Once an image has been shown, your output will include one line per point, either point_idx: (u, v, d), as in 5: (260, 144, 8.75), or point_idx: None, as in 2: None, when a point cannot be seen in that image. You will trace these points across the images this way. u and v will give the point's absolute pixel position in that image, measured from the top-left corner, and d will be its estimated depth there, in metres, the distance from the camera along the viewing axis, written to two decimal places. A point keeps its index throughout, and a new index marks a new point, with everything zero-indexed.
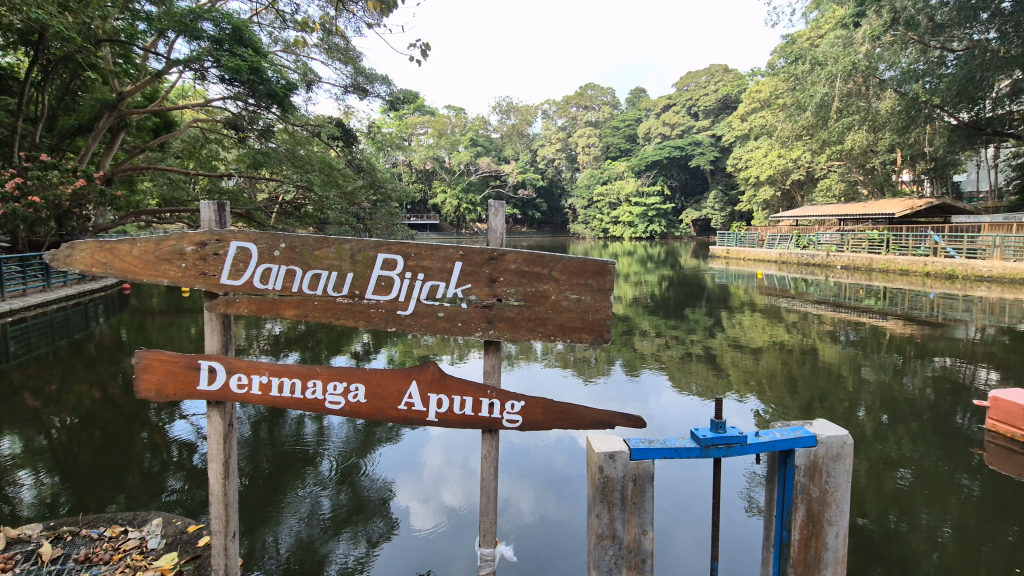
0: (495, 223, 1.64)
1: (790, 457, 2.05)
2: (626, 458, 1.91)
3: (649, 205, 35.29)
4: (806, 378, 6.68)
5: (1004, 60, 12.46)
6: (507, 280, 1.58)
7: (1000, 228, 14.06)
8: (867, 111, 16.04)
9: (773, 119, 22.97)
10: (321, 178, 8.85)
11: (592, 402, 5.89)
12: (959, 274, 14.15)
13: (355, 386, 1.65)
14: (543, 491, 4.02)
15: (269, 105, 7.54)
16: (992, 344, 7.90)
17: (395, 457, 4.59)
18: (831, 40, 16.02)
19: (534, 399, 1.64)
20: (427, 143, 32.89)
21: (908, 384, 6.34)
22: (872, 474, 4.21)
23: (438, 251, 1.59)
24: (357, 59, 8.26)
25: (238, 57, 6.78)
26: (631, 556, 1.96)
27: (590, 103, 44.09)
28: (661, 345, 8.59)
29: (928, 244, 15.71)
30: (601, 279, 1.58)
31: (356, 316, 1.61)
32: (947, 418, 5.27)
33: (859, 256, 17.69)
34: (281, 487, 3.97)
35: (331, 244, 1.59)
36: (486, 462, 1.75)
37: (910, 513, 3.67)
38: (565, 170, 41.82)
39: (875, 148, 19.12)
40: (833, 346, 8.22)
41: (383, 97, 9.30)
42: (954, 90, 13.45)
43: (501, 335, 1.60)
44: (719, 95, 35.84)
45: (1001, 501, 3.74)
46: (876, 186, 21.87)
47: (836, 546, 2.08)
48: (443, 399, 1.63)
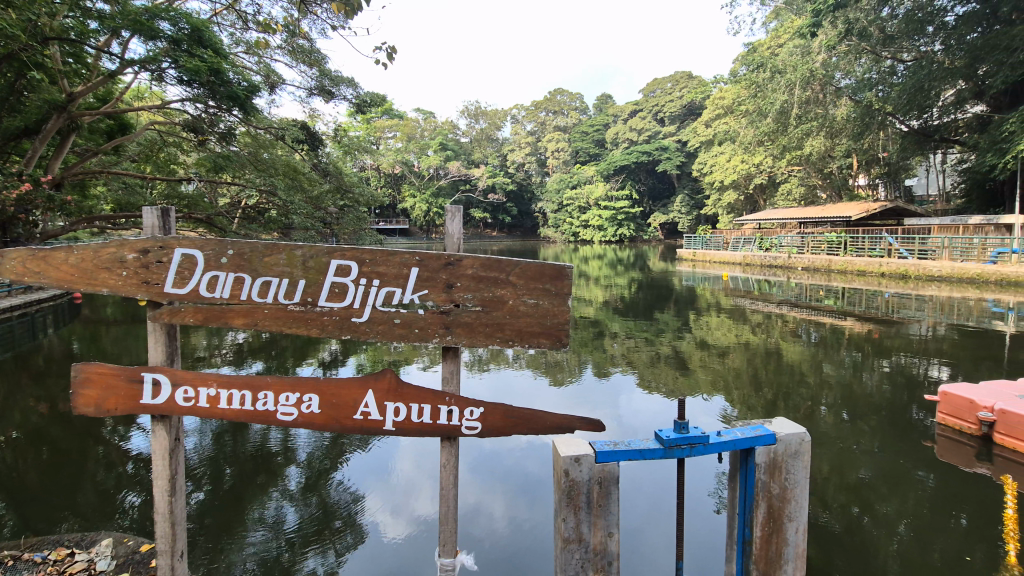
0: (452, 227, 1.62)
1: (751, 456, 2.09)
2: (591, 461, 1.91)
3: (619, 210, 35.81)
4: (770, 377, 6.87)
5: (948, 70, 13.21)
6: (464, 286, 1.56)
7: (949, 230, 14.94)
8: (824, 118, 16.67)
9: (736, 125, 23.61)
10: (285, 182, 8.57)
11: (563, 405, 5.93)
12: (911, 275, 14.82)
13: (309, 397, 1.61)
14: (515, 495, 4.02)
15: (230, 107, 7.30)
16: (943, 341, 8.28)
17: (364, 466, 4.50)
18: (790, 49, 16.61)
19: (493, 405, 1.61)
20: (395, 146, 32.47)
21: (866, 381, 6.58)
22: (834, 469, 4.33)
23: (393, 257, 1.56)
24: (323, 61, 8.10)
25: (197, 58, 6.54)
26: (597, 558, 1.96)
27: (559, 108, 44.47)
28: (631, 346, 8.71)
29: (883, 245, 16.44)
30: (558, 284, 1.57)
31: (308, 324, 1.57)
32: (903, 413, 5.48)
33: (819, 258, 18.31)
34: (245, 501, 3.86)
35: (280, 250, 1.55)
36: (446, 471, 1.72)
37: (870, 507, 3.77)
38: (535, 174, 42.03)
39: (832, 154, 19.85)
40: (796, 346, 8.46)
41: (350, 100, 9.10)
42: (903, 98, 14.15)
43: (459, 340, 1.58)
44: (684, 102, 36.79)
45: (954, 491, 3.90)
46: (834, 189, 22.70)
47: (797, 542, 2.12)
48: (400, 407, 1.59)
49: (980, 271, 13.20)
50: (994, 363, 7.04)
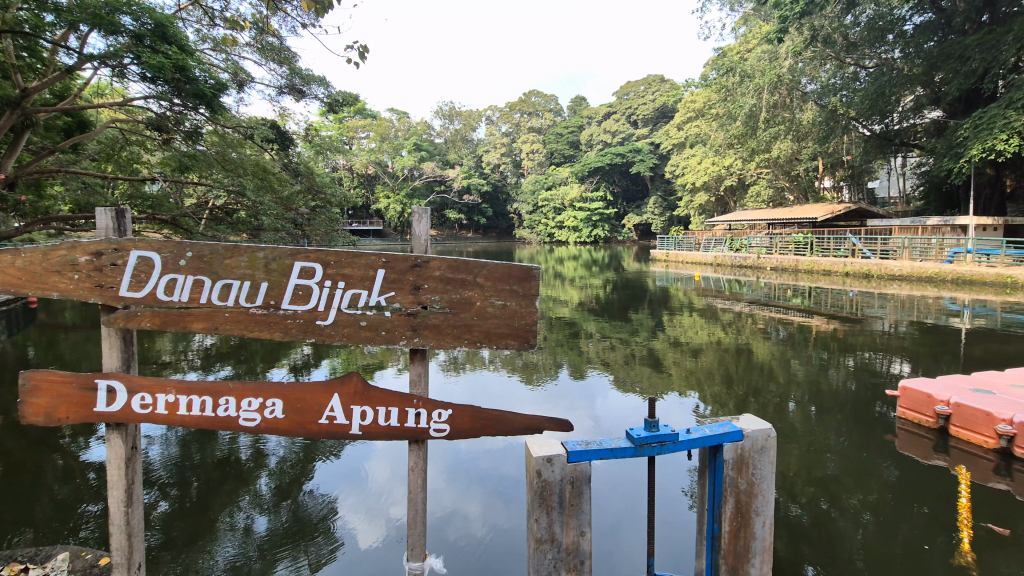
0: (419, 229, 1.61)
1: (719, 452, 2.14)
2: (563, 461, 1.92)
3: (593, 211, 36.14)
4: (741, 375, 7.01)
5: (908, 77, 13.75)
6: (431, 287, 1.55)
7: (909, 231, 15.58)
8: (791, 122, 17.11)
9: (707, 128, 24.09)
10: (255, 182, 8.32)
11: (539, 406, 5.94)
12: (874, 274, 15.33)
13: (272, 402, 1.57)
14: (491, 497, 4.02)
15: (197, 105, 7.08)
16: (903, 338, 8.59)
17: (336, 471, 4.43)
18: (758, 54, 17.01)
19: (461, 407, 1.60)
20: (368, 147, 31.97)
21: (833, 377, 6.77)
22: (802, 463, 4.45)
23: (359, 258, 1.54)
24: (293, 60, 7.93)
25: (161, 54, 6.33)
26: (570, 558, 1.97)
27: (534, 109, 44.61)
28: (606, 347, 8.79)
29: (847, 245, 16.98)
30: (526, 285, 1.57)
31: (271, 328, 1.54)
32: (867, 408, 5.66)
33: (787, 258, 18.78)
34: (213, 510, 3.76)
35: (242, 252, 1.51)
36: (414, 475, 1.71)
37: (837, 500, 3.89)
38: (510, 175, 42.05)
39: (799, 157, 20.41)
40: (765, 344, 8.66)
41: (322, 100, 8.93)
42: (866, 103, 14.66)
43: (427, 342, 1.57)
44: (657, 105, 37.40)
45: (915, 483, 4.04)
46: (801, 191, 23.34)
47: (764, 535, 2.17)
48: (367, 411, 1.57)
49: (938, 271, 13.73)
50: (951, 358, 7.35)
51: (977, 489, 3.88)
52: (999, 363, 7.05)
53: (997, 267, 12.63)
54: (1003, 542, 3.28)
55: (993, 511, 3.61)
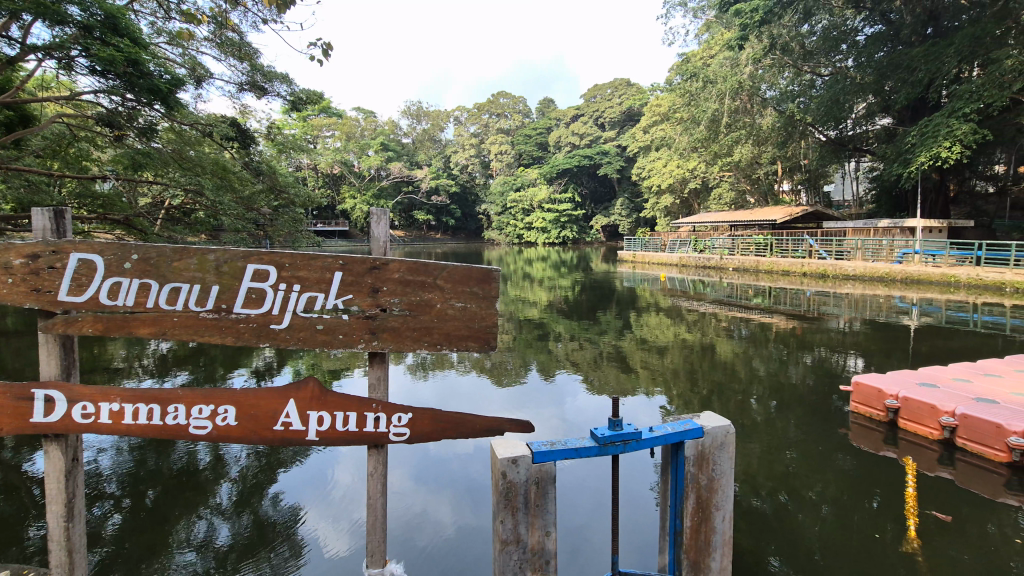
0: (378, 231, 1.59)
1: (680, 449, 2.18)
2: (527, 462, 1.93)
3: (562, 212, 36.47)
4: (705, 373, 7.19)
5: (860, 85, 14.38)
6: (390, 289, 1.54)
7: (862, 232, 16.41)
8: (751, 127, 17.65)
9: (672, 132, 24.61)
10: (214, 181, 8.04)
11: (508, 407, 5.95)
12: (830, 274, 15.96)
13: (224, 408, 1.53)
14: (460, 499, 3.99)
15: (151, 101, 6.80)
16: (857, 335, 8.97)
17: (300, 478, 4.32)
18: (720, 60, 17.46)
19: (422, 410, 1.58)
20: (333, 146, 31.27)
21: (792, 374, 7.00)
22: (764, 458, 4.59)
23: (315, 260, 1.51)
24: (255, 55, 7.70)
25: (112, 47, 6.04)
26: (535, 558, 1.98)
27: (502, 110, 44.63)
28: (575, 347, 8.86)
29: (805, 247, 17.62)
30: (486, 287, 1.57)
31: (222, 333, 1.50)
32: (823, 402, 5.89)
33: (748, 259, 19.35)
34: (171, 520, 3.63)
35: (191, 254, 1.46)
36: (374, 480, 1.69)
37: (796, 492, 4.02)
38: (479, 176, 41.94)
39: (759, 161, 21.06)
40: (728, 342, 8.90)
41: (284, 98, 8.70)
42: (821, 110, 15.26)
43: (386, 346, 1.55)
44: (623, 108, 38.02)
45: (869, 474, 4.22)
46: (761, 194, 24.10)
47: (724, 529, 2.23)
48: (324, 416, 1.54)
49: (888, 270, 14.38)
50: (900, 354, 7.72)
51: (924, 478, 4.08)
52: (944, 358, 7.43)
53: (941, 267, 13.33)
54: (947, 528, 3.46)
55: (938, 498, 3.80)
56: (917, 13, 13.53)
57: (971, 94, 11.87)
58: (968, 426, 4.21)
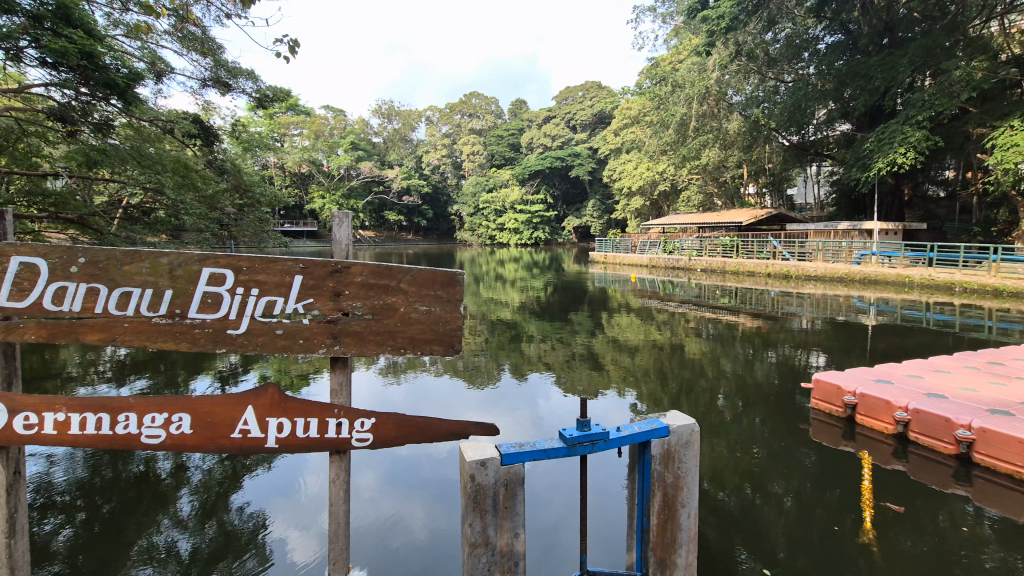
0: (341, 233, 1.57)
1: (647, 448, 2.21)
2: (496, 464, 1.93)
3: (534, 213, 36.68)
4: (674, 372, 7.33)
5: (821, 92, 14.92)
6: (352, 293, 1.51)
7: (823, 234, 16.98)
8: (718, 131, 18.05)
9: (642, 135, 25.03)
10: (175, 180, 7.75)
11: (480, 408, 5.94)
12: (793, 275, 16.47)
13: (179, 417, 1.48)
14: (431, 503, 3.96)
15: (107, 96, 6.52)
16: (818, 334, 9.27)
17: (266, 484, 4.22)
18: (688, 65, 17.80)
19: (385, 416, 1.56)
20: (301, 144, 30.55)
21: (758, 372, 7.20)
22: (731, 454, 4.70)
23: (275, 264, 1.48)
24: (218, 51, 7.45)
25: (64, 39, 5.78)
26: (504, 560, 1.98)
27: (474, 110, 44.53)
28: (547, 347, 8.92)
29: (769, 249, 18.13)
30: (451, 289, 1.56)
31: (178, 338, 1.45)
32: (787, 399, 6.07)
33: (715, 260, 19.81)
34: (129, 531, 3.50)
35: (142, 258, 1.41)
36: (336, 486, 1.66)
37: (761, 487, 4.13)
38: (451, 177, 41.73)
39: (726, 165, 21.58)
40: (697, 342, 9.09)
41: (250, 95, 8.47)
42: (785, 115, 15.79)
43: (349, 350, 1.53)
44: (594, 110, 38.45)
45: (829, 468, 4.37)
46: (728, 197, 24.68)
47: (689, 526, 2.28)
48: (284, 423, 1.51)
49: (848, 271, 14.93)
50: (859, 352, 8.02)
51: (879, 471, 4.25)
52: (899, 355, 7.76)
53: (897, 268, 13.90)
54: (901, 519, 3.60)
55: (893, 491, 3.95)
56: (874, 24, 14.08)
57: (924, 102, 12.40)
58: (920, 421, 4.40)
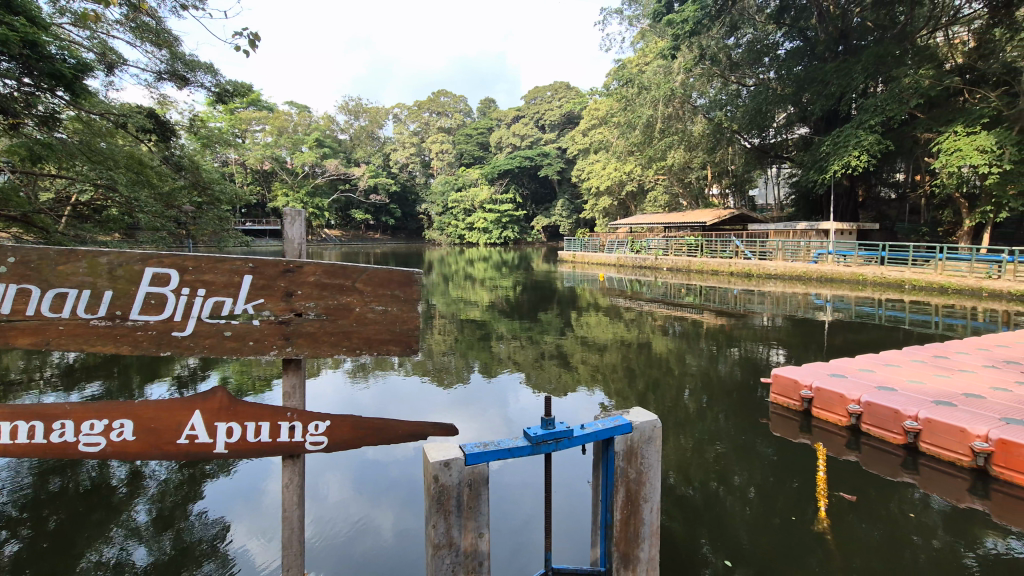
0: (293, 232, 1.54)
1: (610, 445, 2.23)
2: (460, 464, 1.92)
3: (503, 212, 36.74)
4: (642, 369, 7.46)
5: (780, 96, 15.41)
6: (305, 294, 1.48)
7: (782, 234, 17.55)
8: (683, 133, 18.41)
9: (610, 136, 25.37)
10: (129, 176, 7.44)
11: (450, 408, 5.91)
12: (754, 273, 16.98)
13: (120, 423, 1.42)
14: (399, 505, 3.91)
15: (52, 87, 6.20)
16: (778, 330, 9.58)
17: (227, 490, 4.10)
18: (654, 68, 18.12)
19: (340, 417, 1.53)
20: (263, 141, 29.71)
21: (721, 368, 7.39)
22: (696, 448, 4.81)
23: (222, 263, 1.43)
24: (174, 43, 7.17)
25: (4, 25, 5.36)
26: (468, 560, 1.97)
27: (443, 109, 44.25)
28: (516, 346, 8.95)
29: (732, 248, 18.65)
30: (408, 289, 1.54)
31: (117, 342, 1.39)
32: (749, 394, 6.24)
33: (680, 259, 20.26)
34: (78, 544, 3.34)
35: (79, 257, 1.34)
36: (289, 491, 1.62)
37: (725, 480, 4.24)
38: (419, 175, 41.38)
39: (691, 166, 22.03)
40: (663, 339, 9.26)
41: (209, 89, 8.17)
42: (746, 118, 16.22)
43: (301, 351, 1.49)
44: (563, 111, 38.75)
45: (789, 459, 4.51)
46: (692, 197, 25.24)
47: (651, 520, 2.31)
48: (233, 428, 1.46)
49: (806, 269, 15.48)
50: (817, 347, 8.32)
51: (834, 462, 4.41)
52: (854, 349, 8.08)
53: (851, 266, 14.50)
54: (855, 507, 3.76)
55: (847, 481, 4.10)
56: (829, 32, 14.62)
57: (876, 107, 12.94)
58: (872, 413, 4.59)
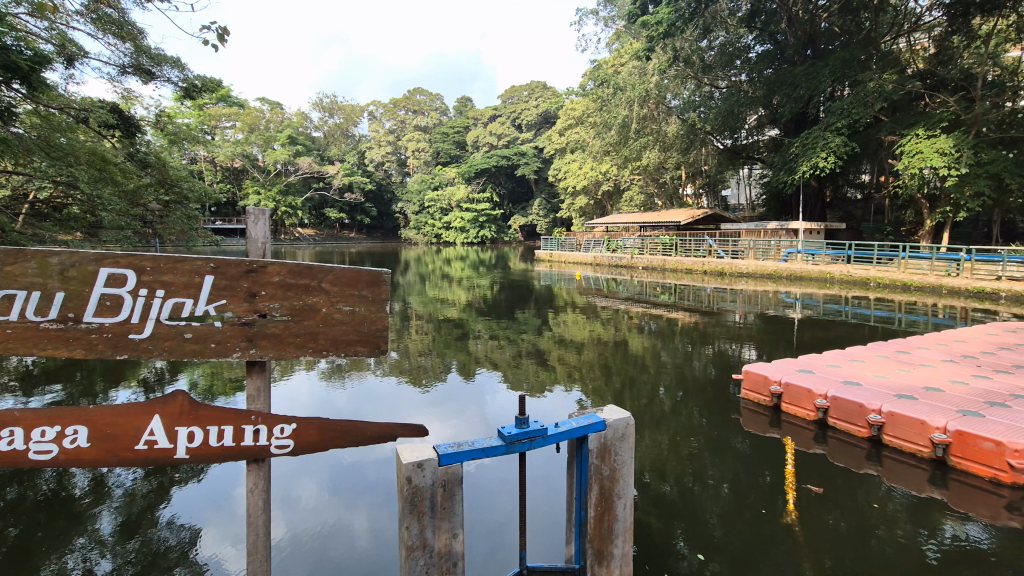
0: (256, 231, 1.50)
1: (585, 443, 2.24)
2: (433, 465, 1.91)
3: (480, 211, 36.67)
4: (618, 367, 7.54)
5: (752, 99, 15.73)
6: (269, 294, 1.45)
7: (753, 234, 17.94)
8: (658, 133, 18.64)
9: (587, 136, 25.55)
10: (91, 173, 7.18)
11: (427, 408, 5.87)
12: (727, 271, 17.33)
13: (74, 430, 1.38)
14: (375, 507, 3.86)
15: (7, 79, 5.93)
16: (750, 328, 9.79)
17: (198, 496, 4.00)
18: (628, 68, 18.29)
19: (307, 420, 1.51)
20: (234, 138, 29.01)
21: (696, 365, 7.51)
22: (671, 445, 4.88)
23: (182, 264, 1.39)
24: (139, 36, 6.93)
25: None
26: (442, 561, 1.96)
27: (419, 107, 43.87)
28: (494, 346, 8.94)
29: (706, 247, 18.98)
30: (376, 289, 1.52)
31: (71, 345, 1.34)
32: (722, 390, 6.36)
33: (655, 258, 20.53)
34: (38, 555, 3.21)
35: (29, 257, 1.29)
36: (255, 495, 1.59)
37: (699, 475, 4.31)
38: (395, 174, 40.97)
39: (666, 166, 22.32)
40: (639, 337, 9.37)
41: (176, 84, 7.91)
42: (718, 120, 16.50)
43: (266, 354, 1.47)
44: (540, 110, 38.82)
45: (761, 454, 4.61)
46: (667, 197, 25.59)
47: (625, 516, 2.34)
48: (195, 432, 1.43)
49: (776, 268, 15.86)
50: (786, 344, 8.53)
51: (803, 456, 4.52)
52: (822, 346, 8.29)
53: (820, 265, 14.91)
54: (823, 499, 3.87)
55: (815, 474, 4.21)
56: (798, 36, 14.97)
57: (843, 110, 13.33)
58: (838, 407, 4.72)
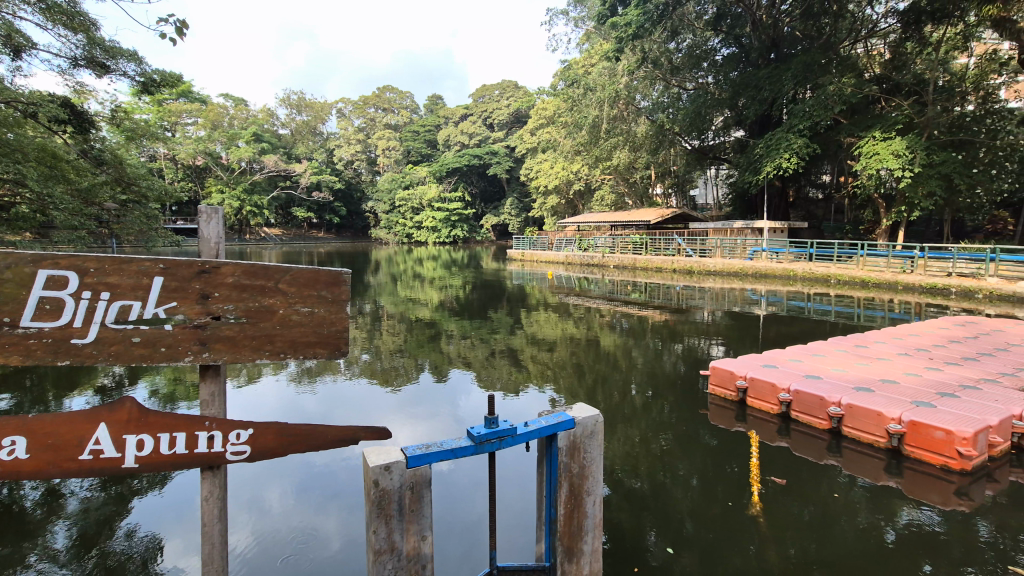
0: (209, 230, 1.46)
1: (554, 441, 2.25)
2: (401, 467, 1.88)
3: (452, 211, 36.45)
4: (590, 365, 7.60)
5: (718, 100, 16.07)
6: (223, 296, 1.41)
7: (721, 232, 18.34)
8: (628, 133, 18.86)
9: (558, 135, 25.68)
10: (41, 170, 6.85)
11: (400, 409, 5.80)
12: (695, 270, 17.66)
13: (12, 440, 1.31)
14: (345, 512, 3.80)
15: None
16: (717, 325, 10.00)
17: (159, 505, 3.86)
18: (599, 69, 18.43)
19: (265, 425, 1.47)
20: (196, 135, 28.08)
21: (666, 362, 7.64)
22: (641, 441, 4.94)
23: (128, 264, 1.33)
24: (91, 27, 6.64)
25: None
26: (411, 563, 1.94)
27: (389, 104, 43.28)
28: (466, 346, 8.90)
29: (675, 246, 19.30)
30: (335, 289, 1.50)
31: (6, 351, 1.26)
32: (692, 386, 6.48)
33: (626, 257, 20.80)
34: None
35: None
36: (210, 504, 1.53)
37: (668, 470, 4.39)
38: (365, 172, 40.36)
39: (636, 166, 22.58)
40: (610, 335, 9.46)
41: (133, 78, 7.61)
42: (686, 121, 16.78)
43: (219, 357, 1.42)
44: (512, 109, 38.79)
45: (728, 447, 4.72)
46: (637, 197, 25.90)
47: (594, 513, 2.36)
48: (145, 440, 1.37)
49: (743, 266, 16.27)
50: (752, 340, 8.74)
51: (768, 448, 4.65)
52: (787, 341, 8.52)
53: (784, 263, 15.35)
54: (787, 489, 3.98)
55: (780, 466, 4.33)
56: (762, 39, 15.34)
57: (805, 113, 13.75)
58: (800, 400, 4.86)
